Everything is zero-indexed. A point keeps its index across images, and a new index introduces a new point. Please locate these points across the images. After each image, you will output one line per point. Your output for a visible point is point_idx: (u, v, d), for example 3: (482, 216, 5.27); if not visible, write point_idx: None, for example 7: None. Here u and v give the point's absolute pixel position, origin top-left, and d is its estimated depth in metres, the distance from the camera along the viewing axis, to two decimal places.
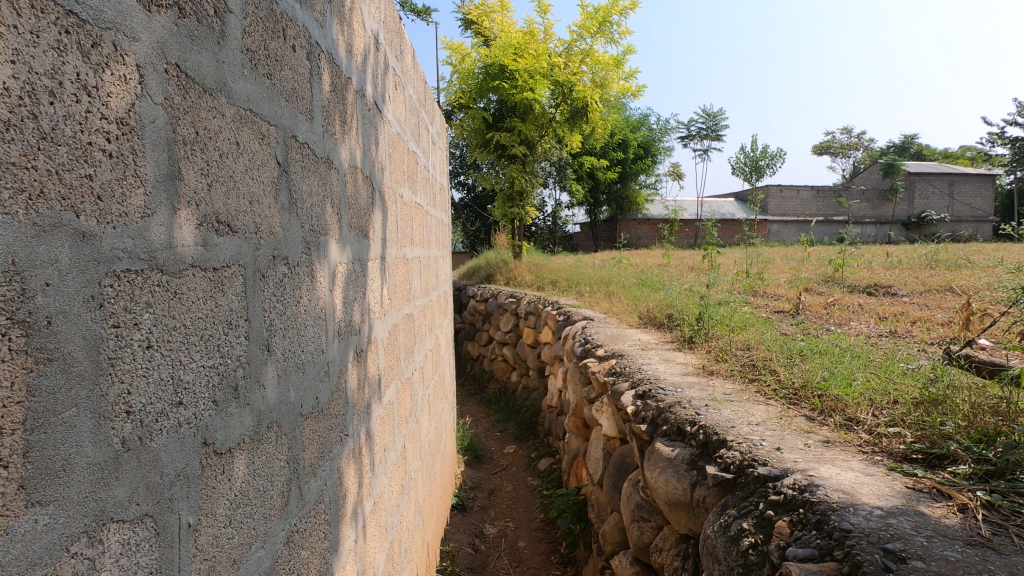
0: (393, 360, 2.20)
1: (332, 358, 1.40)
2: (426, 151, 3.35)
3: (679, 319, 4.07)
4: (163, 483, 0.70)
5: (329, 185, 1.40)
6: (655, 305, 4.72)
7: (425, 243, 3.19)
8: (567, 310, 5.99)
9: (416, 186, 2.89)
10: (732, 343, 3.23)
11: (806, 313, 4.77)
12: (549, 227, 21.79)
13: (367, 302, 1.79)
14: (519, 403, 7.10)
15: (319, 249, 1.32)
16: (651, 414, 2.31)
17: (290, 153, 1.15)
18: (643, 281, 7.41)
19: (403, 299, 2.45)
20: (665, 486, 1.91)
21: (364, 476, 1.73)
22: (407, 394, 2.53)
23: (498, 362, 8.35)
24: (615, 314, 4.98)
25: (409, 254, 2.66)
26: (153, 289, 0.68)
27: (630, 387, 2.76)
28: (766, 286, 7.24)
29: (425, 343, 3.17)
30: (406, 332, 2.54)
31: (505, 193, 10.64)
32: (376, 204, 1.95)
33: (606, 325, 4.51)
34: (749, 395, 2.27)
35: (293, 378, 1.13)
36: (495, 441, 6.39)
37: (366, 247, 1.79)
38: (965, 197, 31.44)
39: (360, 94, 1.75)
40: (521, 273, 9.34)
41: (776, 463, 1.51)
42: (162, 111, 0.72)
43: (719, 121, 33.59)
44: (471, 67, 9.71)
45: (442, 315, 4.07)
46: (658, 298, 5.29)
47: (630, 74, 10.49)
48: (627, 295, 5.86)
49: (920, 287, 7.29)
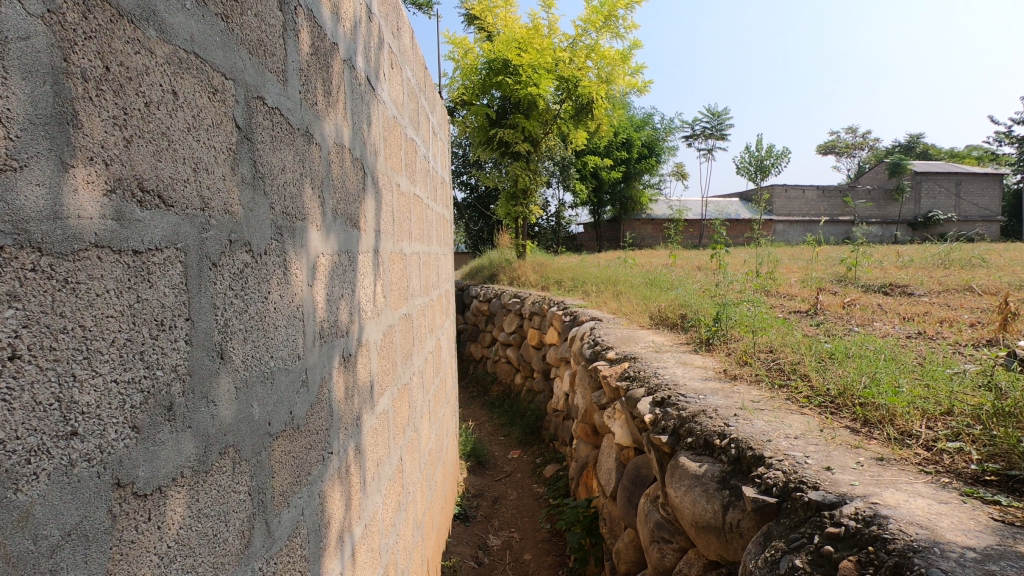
0: (388, 365, 2.00)
1: (311, 365, 1.20)
2: (426, 140, 3.15)
3: (694, 320, 3.86)
4: (34, 552, 0.49)
5: (308, 163, 1.20)
6: (667, 305, 4.51)
7: (426, 238, 3.00)
8: (573, 310, 5.78)
9: (414, 176, 2.69)
10: (754, 345, 3.02)
11: (825, 314, 4.55)
12: (553, 227, 21.56)
13: (356, 298, 1.58)
14: (524, 406, 6.90)
15: (295, 237, 1.12)
16: (672, 424, 2.09)
17: (255, 117, 0.95)
18: (652, 280, 7.19)
19: (400, 297, 2.25)
20: (691, 507, 1.70)
21: (353, 497, 1.52)
22: (404, 402, 2.32)
23: (501, 364, 8.14)
24: (625, 314, 4.77)
25: (407, 249, 2.46)
26: (20, 275, 0.48)
27: (646, 392, 2.55)
28: (779, 285, 7.01)
29: (426, 346, 2.97)
30: (404, 334, 2.34)
31: (508, 191, 10.43)
32: (369, 190, 1.75)
33: (616, 325, 4.30)
34: (781, 403, 2.06)
35: (257, 391, 0.93)
36: (499, 446, 6.17)
37: (355, 238, 1.58)
38: (973, 196, 31.11)
39: (349, 65, 1.55)
40: (525, 272, 9.14)
41: (830, 487, 1.30)
42: (42, 28, 0.51)
43: (724, 121, 33.38)
44: (474, 62, 9.51)
45: (444, 315, 3.89)
46: (669, 297, 5.08)
47: (637, 69, 10.29)
48: (636, 295, 5.65)
49: (938, 287, 7.05)
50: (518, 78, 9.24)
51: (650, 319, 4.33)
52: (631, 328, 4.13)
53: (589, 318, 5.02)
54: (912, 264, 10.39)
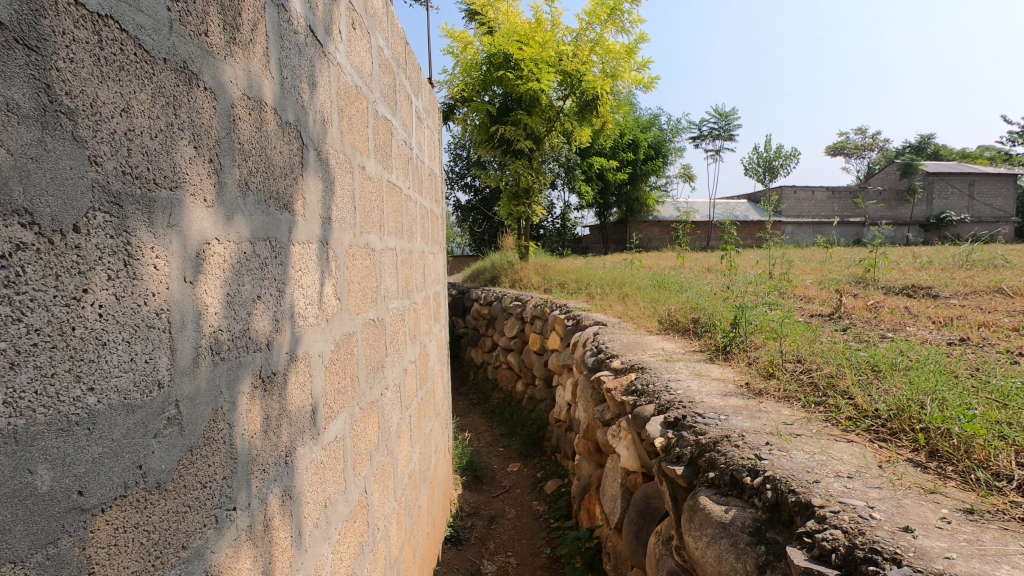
0: (343, 380, 1.65)
1: (190, 394, 0.86)
2: (406, 125, 2.80)
3: (711, 325, 3.49)
4: None
5: (185, 111, 0.86)
6: (678, 308, 4.14)
7: (406, 234, 2.66)
8: (576, 314, 5.42)
9: (389, 161, 2.35)
10: (780, 354, 2.65)
11: (852, 318, 4.17)
12: (558, 229, 21.19)
13: (285, 299, 1.24)
14: (525, 415, 6.54)
15: (154, 212, 0.78)
16: (688, 452, 1.74)
17: (49, 18, 0.61)
18: (660, 282, 6.82)
19: (365, 300, 1.90)
20: (716, 564, 1.33)
21: (279, 561, 1.17)
22: (372, 421, 1.98)
23: (502, 370, 7.78)
24: (631, 318, 4.40)
25: (378, 244, 2.11)
26: None
27: (657, 410, 2.19)
28: (795, 287, 6.62)
29: (405, 355, 2.63)
30: (372, 341, 1.99)
31: (510, 190, 10.08)
32: (310, 165, 1.40)
33: (621, 331, 3.93)
34: (823, 429, 1.70)
35: (44, 446, 0.59)
36: (498, 458, 5.81)
37: (286, 225, 1.24)
38: (986, 196, 30.48)
39: (275, 1, 1.20)
40: (527, 274, 8.79)
41: (918, 561, 0.95)
42: None
43: (731, 121, 32.94)
44: (474, 58, 9.17)
45: (433, 320, 3.54)
46: (680, 300, 4.72)
47: (643, 64, 9.94)
48: (644, 297, 5.28)
49: (964, 289, 6.63)
50: (520, 73, 8.91)
51: (660, 323, 3.97)
52: (640, 334, 3.75)
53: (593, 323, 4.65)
54: (932, 265, 9.97)
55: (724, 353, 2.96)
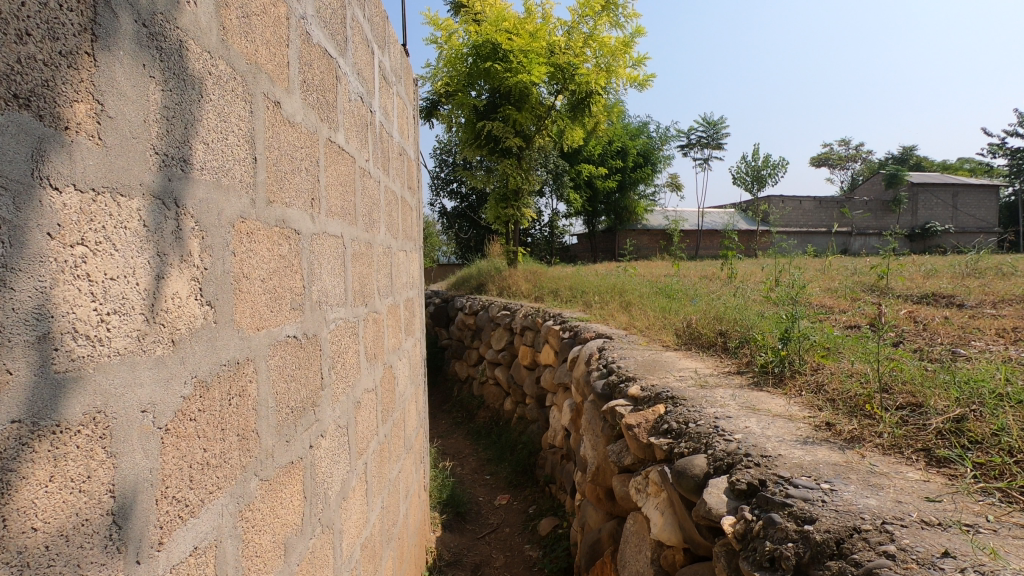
0: (217, 444, 0.96)
1: None
2: (365, 79, 2.14)
3: (746, 340, 2.86)
4: None
5: None
6: (698, 317, 3.51)
7: (360, 221, 1.98)
8: (573, 325, 4.78)
9: (332, 112, 1.68)
10: (857, 380, 2.03)
11: (897, 330, 3.58)
12: (546, 237, 20.57)
13: (8, 301, 0.56)
14: (514, 437, 5.87)
15: None
16: (787, 553, 1.15)
17: None
18: (663, 290, 6.21)
19: (276, 306, 1.22)
20: None
21: None
22: (291, 490, 1.29)
23: (489, 386, 7.10)
24: (641, 329, 3.77)
25: (307, 226, 1.43)
26: None
27: (711, 466, 1.54)
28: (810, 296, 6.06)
29: (360, 382, 1.94)
30: (290, 368, 1.31)
31: (498, 192, 9.45)
32: (123, 44, 0.73)
33: (633, 346, 3.28)
34: (1008, 519, 1.11)
35: None
36: (483, 488, 5.12)
37: (15, 139, 0.57)
38: (972, 206, 30.53)
39: None
40: (516, 281, 8.15)
41: None
42: None
43: (719, 129, 32.73)
44: (458, 49, 8.58)
45: (403, 336, 2.86)
46: (694, 309, 4.10)
47: (638, 59, 9.41)
48: (651, 305, 4.65)
49: (991, 298, 6.11)
50: (508, 65, 8.35)
51: (678, 337, 3.33)
52: (657, 350, 3.10)
53: (596, 336, 4.00)
54: (940, 272, 9.49)
55: (773, 377, 2.32)
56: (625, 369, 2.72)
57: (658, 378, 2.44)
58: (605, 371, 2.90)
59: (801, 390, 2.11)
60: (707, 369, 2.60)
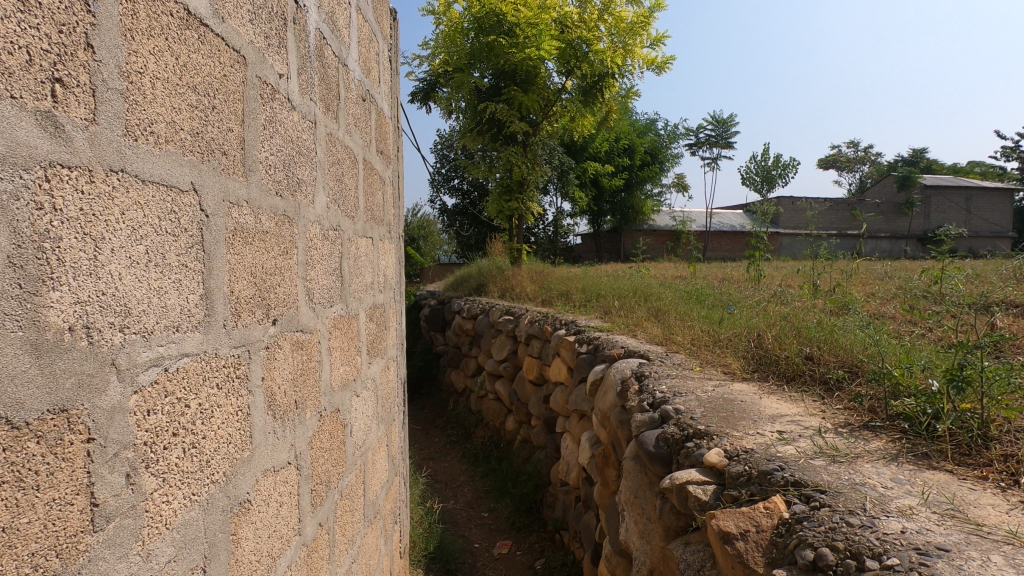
0: None
1: None
2: None
3: (863, 375, 2.24)
4: None
5: None
6: (767, 334, 2.79)
7: (257, 176, 1.11)
8: (592, 336, 3.94)
9: None
10: None
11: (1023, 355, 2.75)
12: (549, 236, 19.70)
13: None
14: (517, 465, 5.01)
15: None
16: None
17: None
18: (694, 293, 5.38)
19: None
20: None
21: None
22: None
23: (488, 401, 6.24)
24: (685, 348, 2.93)
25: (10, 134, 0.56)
26: None
27: None
28: (864, 302, 5.22)
29: (249, 465, 1.06)
30: None
31: (501, 183, 8.58)
32: None
33: (684, 374, 2.51)
34: None
35: None
36: (479, 530, 4.26)
37: None
38: (991, 209, 29.48)
39: None
40: (520, 282, 7.30)
41: None
42: None
43: (729, 129, 31.84)
44: (459, 23, 7.76)
45: (364, 362, 1.99)
46: (749, 321, 3.26)
47: (656, 39, 8.54)
48: (689, 314, 3.80)
49: None
50: (513, 39, 7.53)
51: (746, 369, 2.56)
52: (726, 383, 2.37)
53: (627, 355, 3.13)
54: (986, 278, 8.62)
55: (946, 456, 1.72)
56: (692, 417, 2.04)
57: (754, 444, 1.78)
58: (654, 413, 2.20)
59: (1012, 501, 1.48)
60: (811, 430, 1.89)
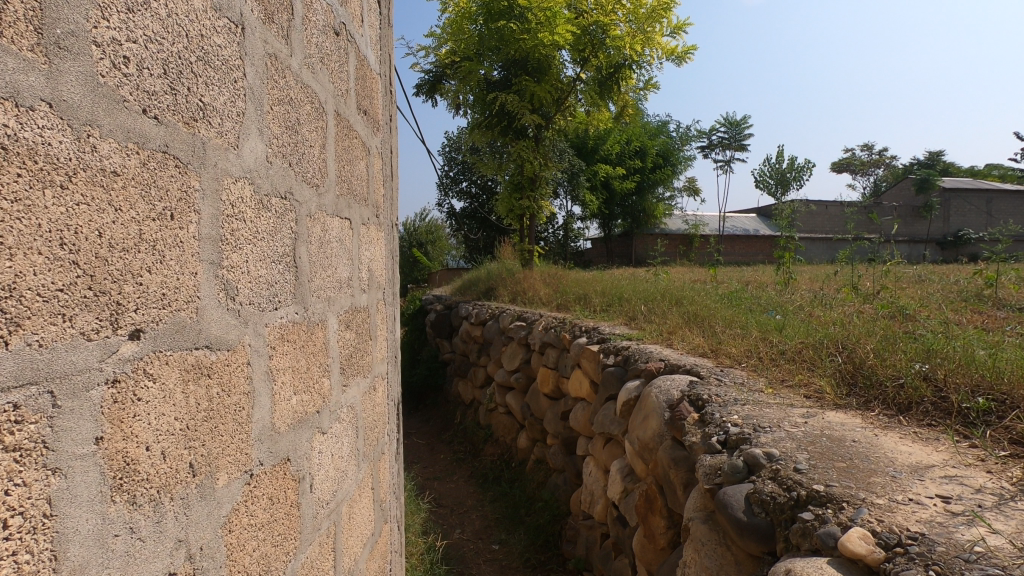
0: None
1: None
2: None
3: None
4: None
5: None
6: (865, 350, 2.42)
7: (82, 63, 0.60)
8: (621, 345, 3.41)
9: None
10: None
11: None
12: (559, 240, 19.18)
13: None
14: (531, 489, 4.47)
15: None
16: None
17: None
18: (729, 296, 4.84)
19: None
20: None
21: None
22: None
23: (498, 415, 5.71)
24: (752, 374, 2.47)
25: None
26: None
27: None
28: (923, 306, 4.65)
29: None
30: None
31: (512, 180, 8.08)
32: None
33: (760, 403, 2.16)
34: None
35: None
36: (489, 567, 3.72)
37: None
38: (1017, 213, 28.56)
39: None
40: (532, 285, 6.78)
41: None
42: None
43: (742, 132, 31.24)
44: (467, 9, 7.33)
45: (335, 382, 1.47)
46: (814, 333, 2.73)
47: (676, 27, 8.00)
48: (735, 320, 3.27)
49: None
50: (525, 25, 7.08)
51: (846, 395, 2.20)
52: (837, 416, 2.03)
53: (670, 372, 2.61)
54: None
55: None
56: (796, 467, 1.68)
57: (929, 533, 1.33)
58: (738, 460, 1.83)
59: None
60: (989, 500, 1.46)
